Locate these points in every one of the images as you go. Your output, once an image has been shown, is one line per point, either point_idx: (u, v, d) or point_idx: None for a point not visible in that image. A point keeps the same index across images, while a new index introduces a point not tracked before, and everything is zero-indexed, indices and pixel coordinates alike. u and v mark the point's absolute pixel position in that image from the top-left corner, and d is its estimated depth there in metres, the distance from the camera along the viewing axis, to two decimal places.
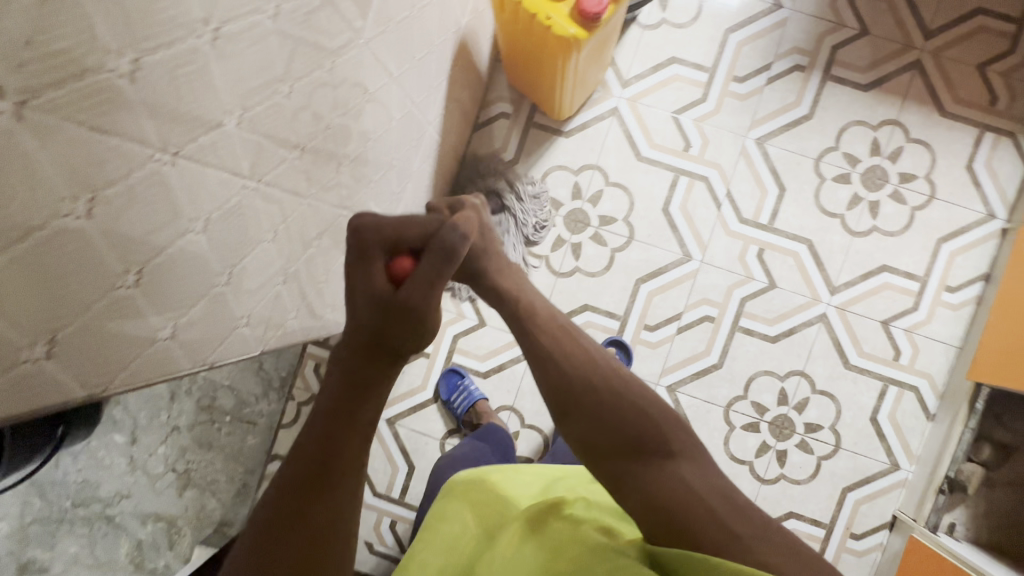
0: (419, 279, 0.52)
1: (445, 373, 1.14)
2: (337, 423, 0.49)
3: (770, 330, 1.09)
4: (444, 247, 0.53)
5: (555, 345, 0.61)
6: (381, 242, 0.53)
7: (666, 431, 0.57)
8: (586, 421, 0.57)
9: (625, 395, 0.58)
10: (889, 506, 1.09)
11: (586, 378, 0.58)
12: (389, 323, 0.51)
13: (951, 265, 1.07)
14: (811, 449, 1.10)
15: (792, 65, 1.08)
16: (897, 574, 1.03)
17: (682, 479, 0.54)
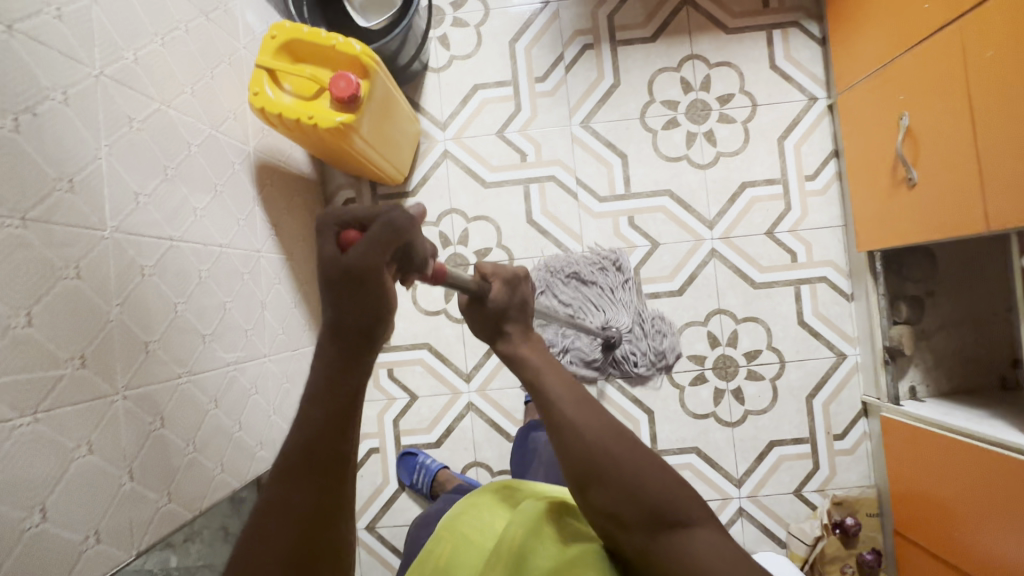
0: (367, 255, 0.35)
1: (401, 458, 1.12)
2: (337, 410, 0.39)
3: (674, 286, 1.11)
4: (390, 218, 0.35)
5: (574, 411, 0.52)
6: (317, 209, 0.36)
7: (683, 500, 0.49)
8: (612, 490, 0.49)
9: (653, 462, 0.50)
10: (855, 396, 1.10)
11: (606, 443, 0.50)
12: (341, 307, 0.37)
13: (800, 156, 1.11)
14: (762, 376, 1.11)
15: (581, 47, 1.13)
16: (889, 455, 1.04)
17: (704, 544, 0.48)
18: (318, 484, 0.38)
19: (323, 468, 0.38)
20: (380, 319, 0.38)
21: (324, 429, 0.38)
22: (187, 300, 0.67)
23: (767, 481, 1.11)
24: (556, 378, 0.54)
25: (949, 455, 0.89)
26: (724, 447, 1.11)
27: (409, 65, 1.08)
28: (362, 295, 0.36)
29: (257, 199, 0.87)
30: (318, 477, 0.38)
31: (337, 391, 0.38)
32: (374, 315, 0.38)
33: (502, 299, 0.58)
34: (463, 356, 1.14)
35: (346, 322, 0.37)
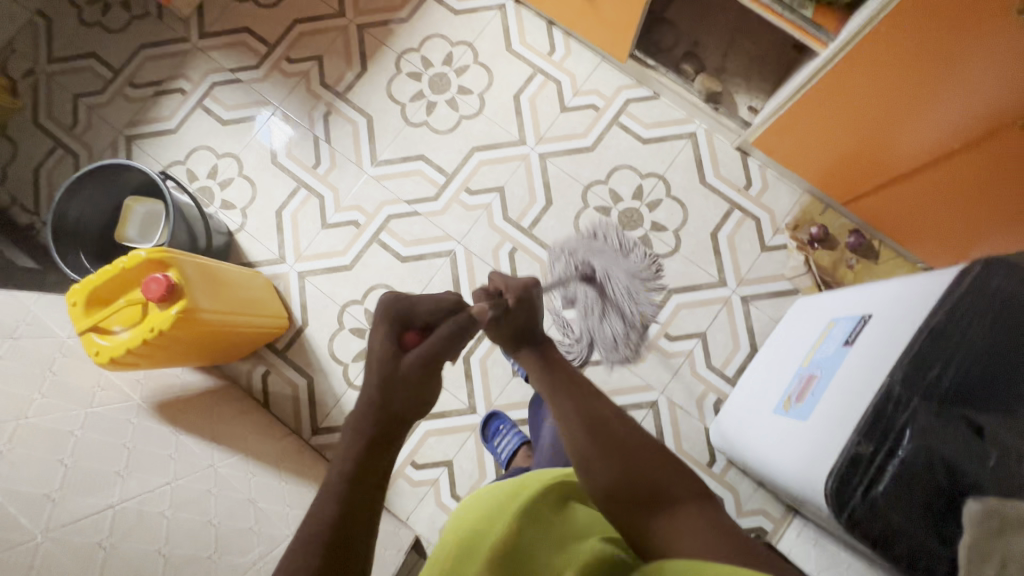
0: (429, 346, 0.51)
1: (487, 418, 1.11)
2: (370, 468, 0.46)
3: (542, 202, 1.18)
4: (456, 326, 0.53)
5: (580, 401, 0.64)
6: (395, 318, 0.53)
7: (678, 481, 0.56)
8: (610, 471, 0.57)
9: (637, 445, 0.59)
10: (729, 149, 1.19)
11: (607, 422, 0.62)
12: (399, 387, 0.49)
13: (532, 46, 1.24)
14: (660, 199, 1.18)
15: (322, 118, 1.23)
16: (786, 161, 1.13)
17: (694, 513, 0.52)
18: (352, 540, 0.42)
19: (354, 533, 0.42)
20: (420, 404, 0.50)
21: (360, 489, 0.44)
22: (167, 542, 0.67)
23: (740, 260, 1.15)
24: (561, 376, 0.69)
25: (809, 113, 0.97)
26: (688, 268, 1.15)
27: (213, 241, 1.13)
28: (424, 378, 0.50)
29: (176, 429, 0.87)
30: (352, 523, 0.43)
31: (378, 454, 0.47)
32: (422, 399, 0.50)
33: (517, 306, 0.74)
34: (454, 397, 1.14)
35: (404, 397, 0.49)
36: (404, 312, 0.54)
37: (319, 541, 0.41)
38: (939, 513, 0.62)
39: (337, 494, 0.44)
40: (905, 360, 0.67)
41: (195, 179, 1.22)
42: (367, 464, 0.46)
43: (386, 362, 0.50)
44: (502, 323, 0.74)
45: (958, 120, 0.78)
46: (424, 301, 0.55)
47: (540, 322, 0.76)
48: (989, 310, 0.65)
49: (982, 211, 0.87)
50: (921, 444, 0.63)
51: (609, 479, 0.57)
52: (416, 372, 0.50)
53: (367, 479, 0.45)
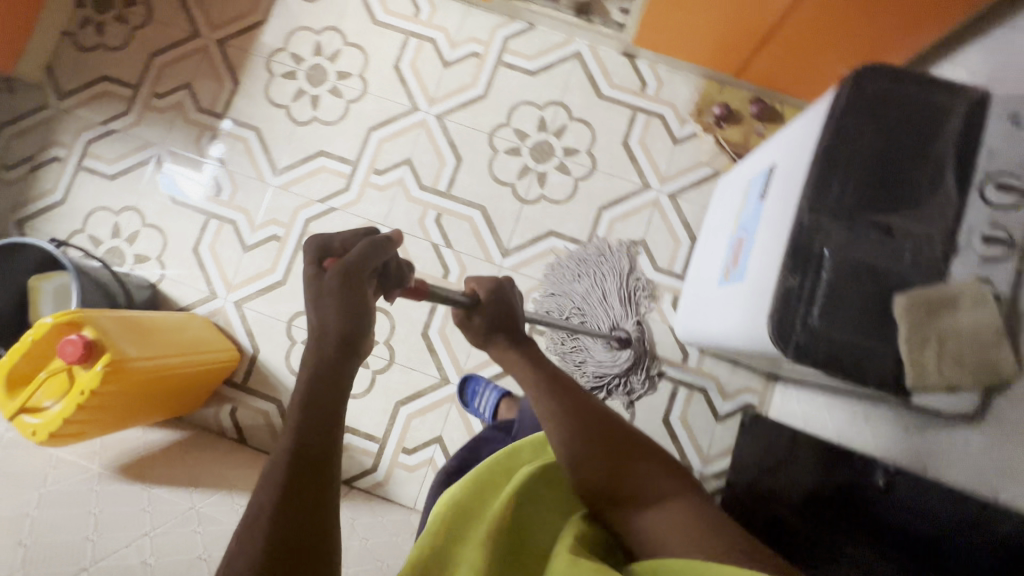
0: (356, 269, 0.50)
1: (462, 384, 1.11)
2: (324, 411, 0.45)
3: (452, 160, 1.17)
4: (376, 246, 0.52)
5: (567, 402, 0.63)
6: (317, 247, 0.51)
7: (662, 475, 0.58)
8: (595, 469, 0.58)
9: (622, 442, 0.60)
10: (616, 57, 1.19)
11: (596, 421, 0.62)
12: (338, 320, 0.48)
13: (396, 11, 1.21)
14: (565, 124, 1.18)
15: (210, 144, 1.19)
16: (670, 52, 1.13)
17: (670, 506, 0.55)
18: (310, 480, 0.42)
19: (313, 478, 0.42)
20: (361, 325, 0.50)
21: (314, 432, 0.44)
22: None
23: (656, 159, 1.16)
24: (542, 372, 0.67)
25: None
26: (610, 183, 1.16)
27: (136, 297, 1.10)
28: (350, 291, 0.49)
29: (146, 485, 0.85)
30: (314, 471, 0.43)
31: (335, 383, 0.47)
32: (356, 317, 0.49)
33: (490, 304, 0.71)
34: (425, 374, 1.13)
35: (336, 326, 0.48)
36: (325, 242, 0.51)
37: (279, 480, 0.41)
38: (877, 317, 0.64)
39: (292, 432, 0.44)
40: (809, 185, 0.67)
41: (100, 243, 1.18)
42: (320, 413, 0.45)
43: (319, 294, 0.49)
44: (477, 321, 0.72)
45: None
46: (341, 233, 0.53)
47: (517, 319, 0.73)
48: (868, 114, 0.67)
49: (857, 34, 0.90)
50: (842, 258, 0.65)
51: (592, 476, 0.58)
52: (351, 291, 0.49)
53: (313, 408, 0.45)
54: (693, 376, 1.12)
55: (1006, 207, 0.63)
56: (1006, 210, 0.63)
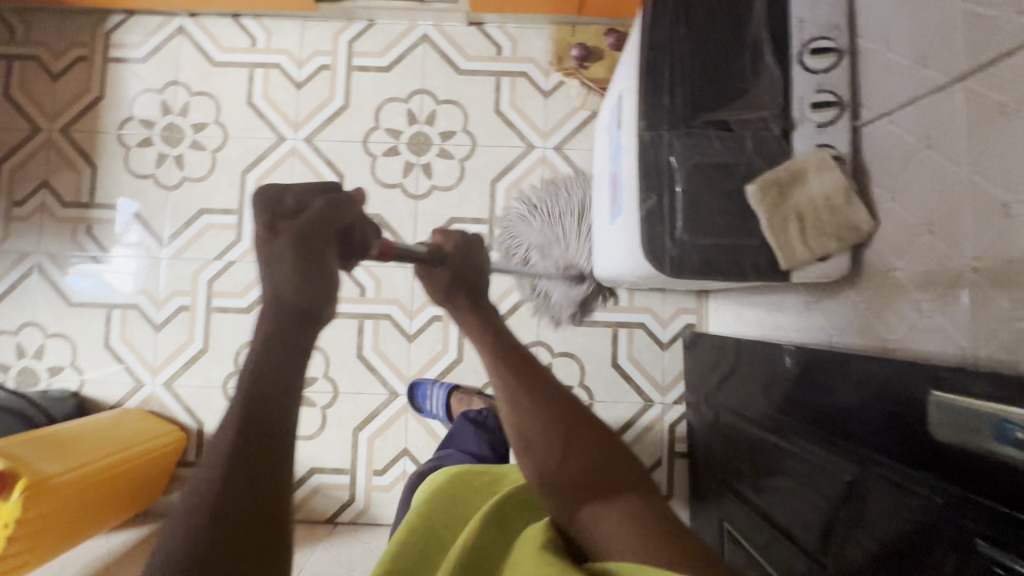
0: (314, 241, 0.45)
1: (410, 391, 1.11)
2: (270, 373, 0.41)
3: (335, 179, 1.15)
4: (336, 210, 0.46)
5: (535, 386, 0.57)
6: (268, 214, 0.45)
7: (620, 469, 0.54)
8: (556, 453, 0.54)
9: (596, 435, 0.55)
10: (463, 28, 1.17)
11: (561, 405, 0.56)
12: (286, 292, 0.43)
13: (233, 47, 1.18)
14: (434, 109, 1.16)
15: (87, 235, 1.15)
16: (510, 10, 1.12)
17: (628, 511, 0.51)
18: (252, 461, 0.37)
19: (259, 457, 0.38)
20: (320, 300, 0.44)
21: (268, 407, 0.39)
22: None
23: (532, 118, 1.15)
24: (512, 343, 0.60)
25: None
26: (495, 154, 1.15)
27: (58, 409, 1.06)
28: (307, 273, 0.44)
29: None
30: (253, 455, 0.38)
31: (279, 355, 0.42)
32: (311, 302, 0.44)
33: (455, 258, 0.62)
34: (373, 393, 1.13)
35: (291, 301, 0.43)
36: (280, 208, 0.45)
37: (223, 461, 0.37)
38: (738, 214, 0.64)
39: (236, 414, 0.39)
40: (642, 102, 0.66)
41: (9, 367, 1.14)
42: (266, 377, 0.40)
43: (273, 269, 0.44)
44: (441, 276, 0.61)
45: None
46: (289, 191, 0.46)
47: (482, 277, 0.64)
48: (679, 16, 0.66)
49: None
50: (691, 165, 0.65)
51: (555, 458, 0.54)
52: (308, 260, 0.44)
53: (268, 378, 0.40)
54: (629, 314, 1.13)
55: (825, 71, 0.65)
56: (825, 73, 0.65)
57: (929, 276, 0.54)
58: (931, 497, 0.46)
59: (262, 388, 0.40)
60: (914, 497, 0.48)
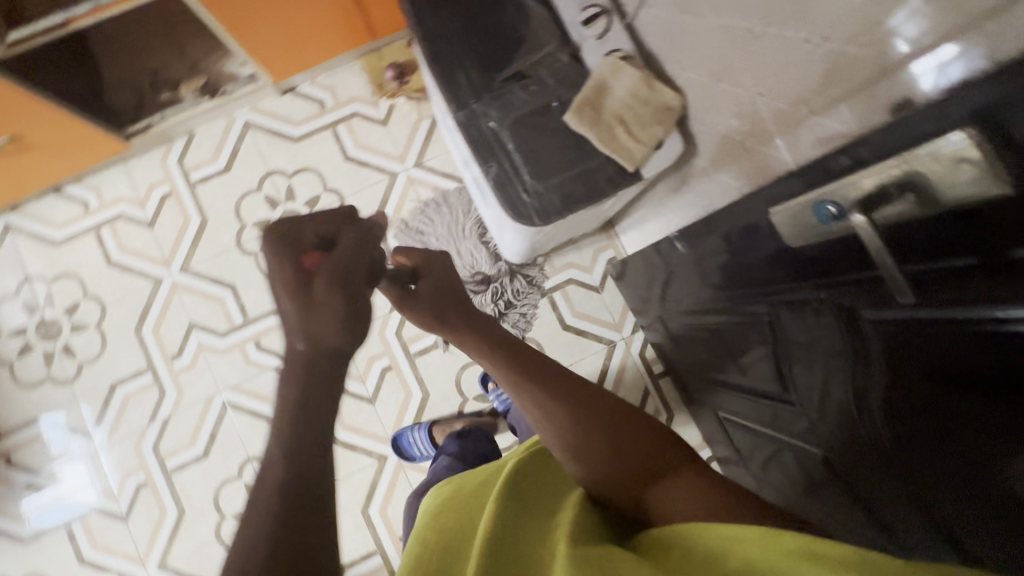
0: (350, 270, 0.44)
1: (395, 448, 1.09)
2: (312, 422, 0.38)
3: (228, 291, 1.13)
4: (364, 232, 0.47)
5: (560, 386, 0.51)
6: (298, 243, 0.44)
7: (672, 452, 0.47)
8: (602, 443, 0.47)
9: (632, 418, 0.49)
10: (279, 100, 1.18)
11: (588, 395, 0.51)
12: (325, 325, 0.42)
13: (69, 219, 1.14)
14: (290, 184, 1.16)
15: (10, 465, 1.08)
16: (311, 64, 1.13)
17: (700, 481, 0.44)
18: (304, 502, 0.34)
19: (307, 496, 0.35)
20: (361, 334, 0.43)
21: (308, 449, 0.37)
22: None
23: (382, 150, 1.17)
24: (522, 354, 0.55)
25: (247, 31, 0.95)
26: (365, 196, 1.16)
27: None
28: (347, 300, 0.43)
29: None
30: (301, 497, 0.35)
31: (315, 403, 0.39)
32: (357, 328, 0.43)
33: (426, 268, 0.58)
34: (364, 468, 1.10)
35: (334, 337, 0.42)
36: (307, 236, 0.45)
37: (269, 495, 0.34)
38: (572, 143, 0.68)
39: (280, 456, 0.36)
40: (444, 89, 0.69)
41: None
42: (305, 423, 0.38)
43: (305, 304, 0.42)
44: (422, 293, 0.56)
45: None
46: (309, 219, 0.46)
47: (458, 289, 0.59)
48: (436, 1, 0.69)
49: None
50: (510, 122, 0.68)
51: (601, 448, 0.47)
52: (354, 298, 0.43)
53: (307, 433, 0.37)
54: (555, 277, 1.16)
55: None
56: None
57: (740, 115, 0.58)
58: (819, 298, 0.49)
59: (309, 442, 0.37)
60: (810, 307, 0.52)
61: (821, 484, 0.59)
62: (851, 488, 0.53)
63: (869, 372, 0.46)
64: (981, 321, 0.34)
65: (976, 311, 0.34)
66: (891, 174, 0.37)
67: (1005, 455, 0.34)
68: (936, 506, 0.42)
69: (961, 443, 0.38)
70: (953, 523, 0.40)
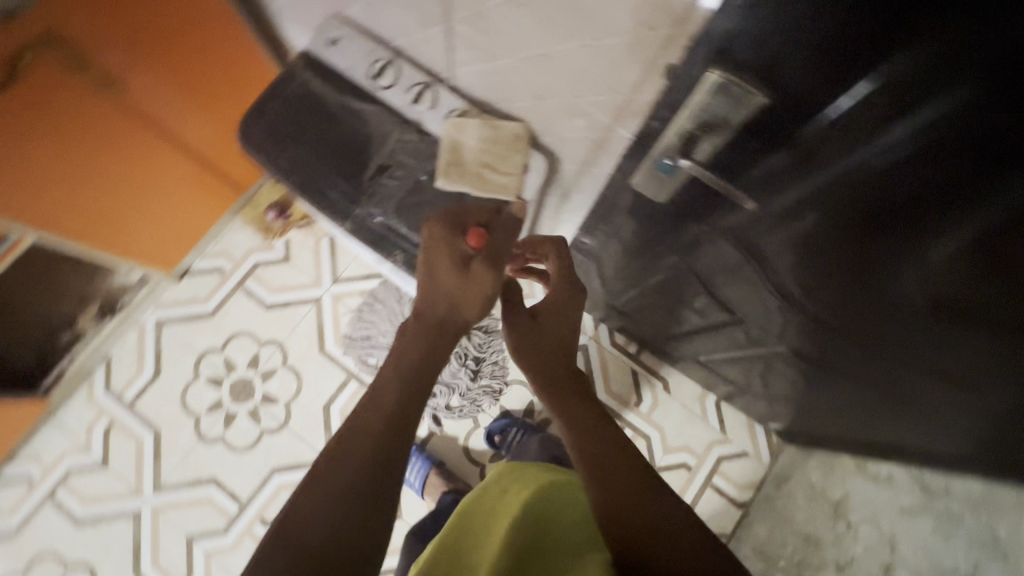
0: (494, 258, 0.57)
1: None
2: (402, 410, 0.46)
3: (211, 487, 1.08)
4: (507, 224, 0.59)
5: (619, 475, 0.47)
6: (461, 220, 0.58)
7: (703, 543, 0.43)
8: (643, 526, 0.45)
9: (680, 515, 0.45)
10: (178, 287, 1.18)
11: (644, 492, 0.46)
12: (459, 301, 0.55)
13: (17, 500, 1.07)
14: (225, 356, 1.15)
15: None
16: (193, 242, 1.14)
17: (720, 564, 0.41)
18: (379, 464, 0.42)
19: (386, 465, 0.42)
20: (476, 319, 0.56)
21: (396, 429, 0.44)
22: None
23: (297, 284, 1.18)
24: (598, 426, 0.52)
25: (116, 241, 0.95)
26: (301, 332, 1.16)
27: None
28: (482, 282, 0.55)
29: None
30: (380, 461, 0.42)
31: (412, 399, 0.47)
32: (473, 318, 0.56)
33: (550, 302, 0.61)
34: None
35: (455, 313, 0.55)
36: (470, 214, 0.59)
37: (359, 450, 0.43)
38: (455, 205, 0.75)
39: (377, 424, 0.44)
40: (326, 212, 0.75)
41: None
42: (397, 414, 0.45)
43: (454, 275, 0.55)
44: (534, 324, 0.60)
45: (116, 124, 0.81)
46: (462, 206, 0.59)
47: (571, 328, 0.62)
48: (286, 147, 0.76)
49: (223, 93, 0.96)
50: (394, 211, 0.74)
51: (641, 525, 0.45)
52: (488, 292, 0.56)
53: (393, 413, 0.45)
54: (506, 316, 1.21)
55: (398, 78, 0.75)
56: (399, 78, 0.75)
57: (575, 118, 0.65)
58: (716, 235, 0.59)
59: (392, 420, 0.45)
60: (713, 241, 0.60)
61: (833, 345, 0.67)
62: (855, 337, 0.61)
63: (796, 252, 0.54)
64: (843, 173, 0.42)
65: (835, 169, 0.42)
66: (680, 134, 0.47)
67: (932, 239, 0.41)
68: (916, 313, 0.50)
69: (896, 262, 0.46)
70: (934, 317, 0.48)
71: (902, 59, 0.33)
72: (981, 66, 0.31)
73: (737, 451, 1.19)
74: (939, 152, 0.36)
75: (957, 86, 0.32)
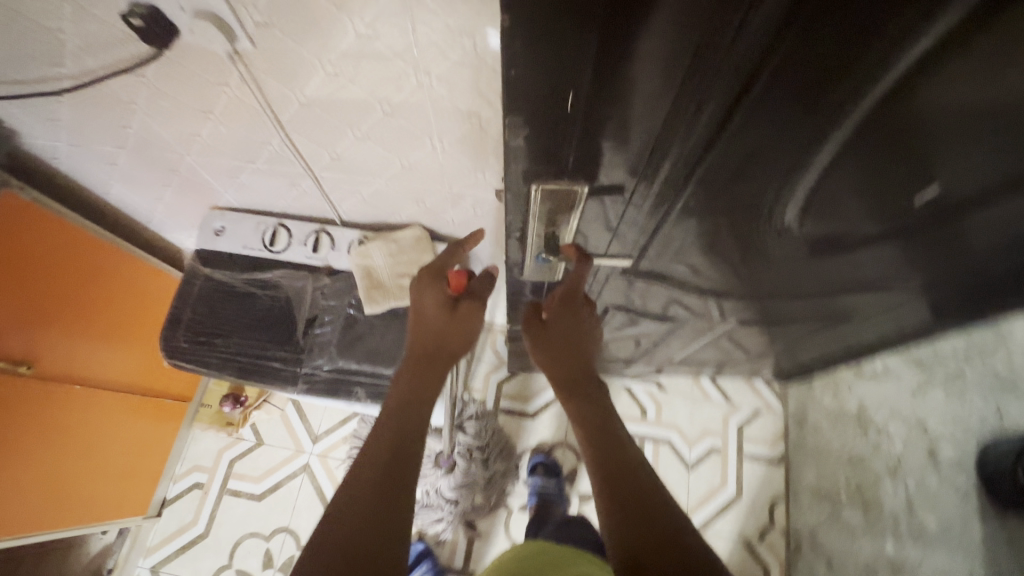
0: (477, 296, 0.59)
1: None
2: (398, 461, 0.45)
3: None
4: (484, 275, 0.61)
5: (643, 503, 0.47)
6: (442, 267, 0.60)
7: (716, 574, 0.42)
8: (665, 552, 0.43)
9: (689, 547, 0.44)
10: (160, 523, 1.10)
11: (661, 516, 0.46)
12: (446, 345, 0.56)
13: None
14: (236, 569, 1.07)
15: None
16: (160, 469, 1.10)
17: None
18: (381, 514, 0.42)
19: (385, 519, 0.42)
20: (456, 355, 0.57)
21: (392, 480, 0.44)
22: None
23: (280, 461, 1.15)
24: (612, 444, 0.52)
25: (81, 504, 0.91)
26: (303, 506, 1.11)
27: None
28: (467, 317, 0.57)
29: None
30: (382, 516, 0.42)
31: (407, 454, 0.46)
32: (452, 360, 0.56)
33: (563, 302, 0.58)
34: None
35: (441, 354, 0.56)
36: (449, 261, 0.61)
37: (361, 505, 0.42)
38: (391, 321, 0.77)
39: (374, 475, 0.44)
40: (273, 384, 0.74)
41: None
42: (394, 467, 0.45)
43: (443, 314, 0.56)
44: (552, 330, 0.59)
45: (50, 395, 0.80)
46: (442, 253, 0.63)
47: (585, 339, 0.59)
48: (208, 343, 0.76)
49: (135, 315, 0.97)
50: (338, 351, 0.75)
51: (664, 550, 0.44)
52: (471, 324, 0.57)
53: (392, 465, 0.45)
54: (489, 394, 1.21)
55: (291, 236, 0.79)
56: (292, 236, 0.79)
57: (460, 202, 0.71)
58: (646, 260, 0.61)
59: (390, 473, 0.44)
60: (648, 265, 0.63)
61: (787, 305, 0.72)
62: (787, 283, 0.65)
63: (704, 250, 0.57)
64: (694, 206, 0.46)
65: (686, 197, 0.44)
66: (542, 233, 0.50)
67: (793, 186, 0.42)
68: (828, 255, 0.53)
69: (778, 223, 0.49)
70: (838, 252, 0.52)
71: (669, 149, 0.37)
72: (717, 130, 0.34)
73: (750, 413, 1.23)
74: (748, 171, 0.40)
75: (720, 147, 0.36)
